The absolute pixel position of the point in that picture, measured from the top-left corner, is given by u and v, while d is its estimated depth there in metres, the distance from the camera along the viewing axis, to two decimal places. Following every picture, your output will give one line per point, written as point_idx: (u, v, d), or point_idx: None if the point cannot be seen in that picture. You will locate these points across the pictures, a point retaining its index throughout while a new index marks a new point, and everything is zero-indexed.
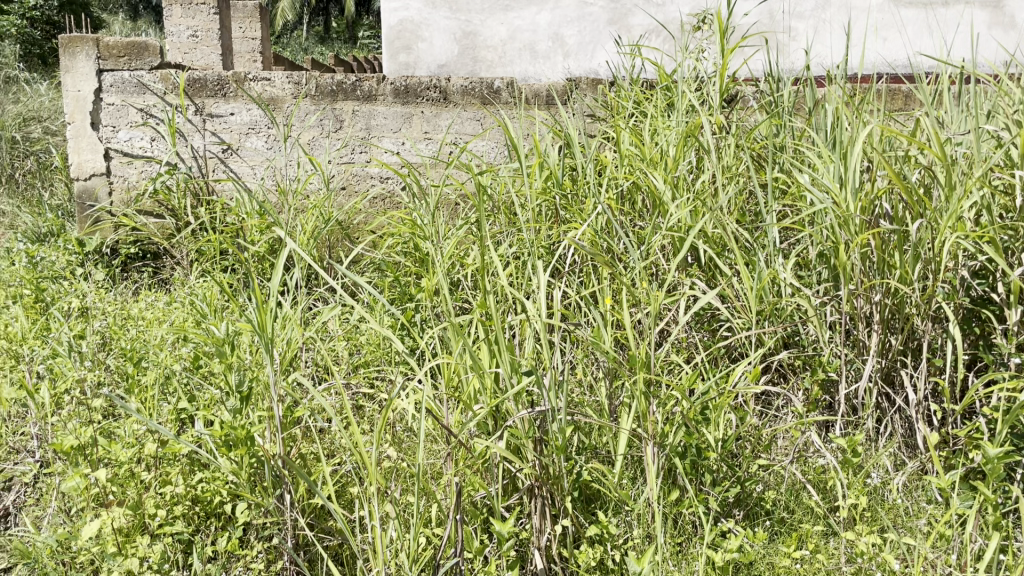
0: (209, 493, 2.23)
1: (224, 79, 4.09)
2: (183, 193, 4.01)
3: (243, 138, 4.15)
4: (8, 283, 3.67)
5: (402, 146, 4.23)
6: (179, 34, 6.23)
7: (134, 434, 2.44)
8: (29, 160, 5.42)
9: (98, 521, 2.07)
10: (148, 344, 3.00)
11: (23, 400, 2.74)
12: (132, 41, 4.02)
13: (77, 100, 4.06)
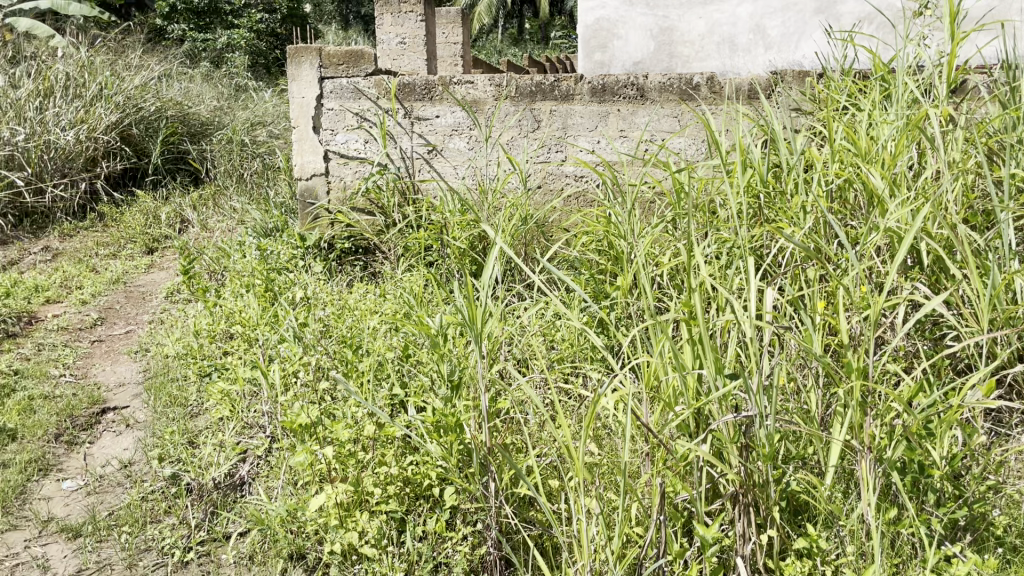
0: (420, 475, 2.34)
1: (431, 83, 4.29)
2: (392, 192, 4.25)
3: (447, 139, 4.33)
4: (241, 274, 4.05)
5: (598, 144, 4.25)
6: (389, 41, 6.58)
7: (353, 415, 2.62)
8: (256, 162, 5.96)
9: (324, 496, 2.23)
10: (363, 333, 3.20)
11: (256, 380, 3.01)
12: (350, 50, 4.30)
13: (301, 106, 4.40)
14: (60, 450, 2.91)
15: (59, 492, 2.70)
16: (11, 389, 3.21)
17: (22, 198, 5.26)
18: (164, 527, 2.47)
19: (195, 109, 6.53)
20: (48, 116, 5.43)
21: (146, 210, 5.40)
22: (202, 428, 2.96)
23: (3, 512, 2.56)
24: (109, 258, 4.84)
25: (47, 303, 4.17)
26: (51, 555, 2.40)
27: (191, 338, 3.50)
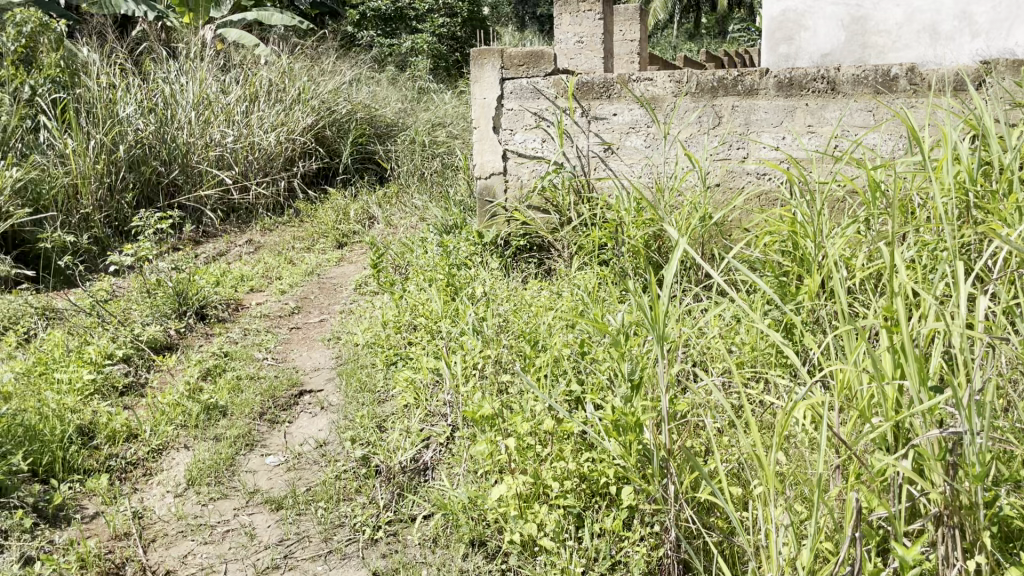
0: (598, 472, 2.33)
1: (610, 81, 4.27)
2: (568, 190, 4.29)
3: (624, 137, 4.30)
4: (423, 269, 4.21)
5: (783, 140, 4.08)
6: (567, 41, 6.65)
7: (530, 408, 2.66)
8: (436, 161, 6.21)
9: (505, 487, 2.29)
10: (541, 328, 3.22)
11: (439, 370, 3.11)
12: (531, 50, 4.37)
13: (483, 107, 4.52)
14: (264, 428, 3.15)
15: (263, 466, 2.92)
16: (222, 369, 3.51)
17: (230, 194, 5.71)
18: (356, 505, 2.63)
19: (382, 111, 6.91)
20: (254, 118, 5.87)
21: (337, 207, 5.74)
22: (388, 414, 3.09)
23: (216, 482, 2.80)
24: (304, 251, 5.19)
25: (252, 292, 4.53)
26: (257, 524, 2.61)
27: (379, 328, 3.69)
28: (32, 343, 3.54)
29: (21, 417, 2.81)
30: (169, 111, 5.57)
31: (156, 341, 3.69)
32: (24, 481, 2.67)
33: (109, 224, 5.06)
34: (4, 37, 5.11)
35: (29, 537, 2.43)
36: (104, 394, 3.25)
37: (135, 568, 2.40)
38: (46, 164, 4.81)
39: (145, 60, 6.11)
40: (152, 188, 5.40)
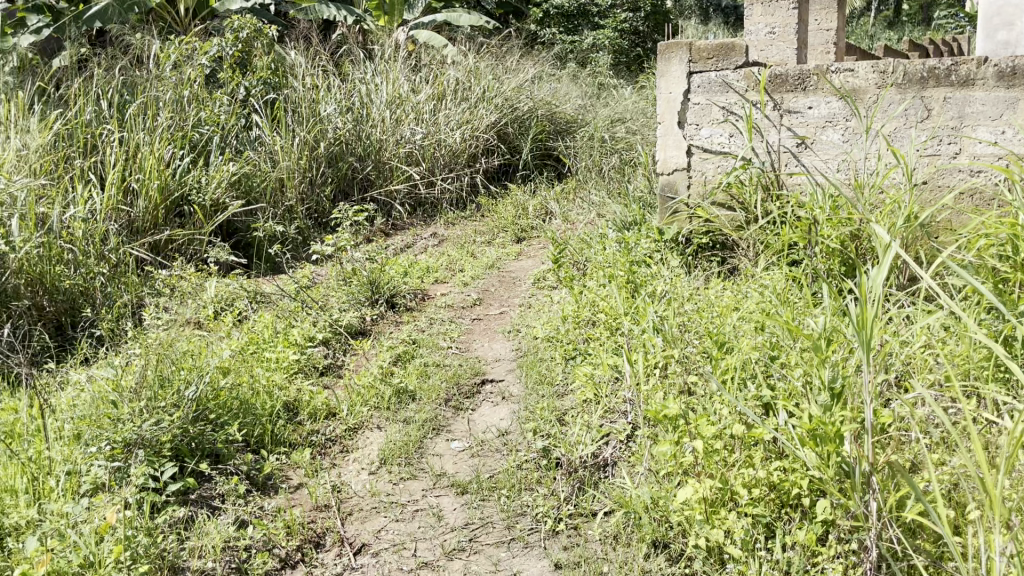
0: (789, 483, 2.21)
1: (806, 72, 4.05)
2: (756, 186, 4.13)
3: (820, 132, 4.08)
4: (602, 264, 4.16)
5: (1001, 135, 3.75)
6: (757, 32, 6.69)
7: (715, 411, 2.55)
8: (615, 157, 6.20)
9: (691, 489, 2.24)
10: (728, 329, 3.08)
11: (620, 367, 3.06)
12: (721, 42, 4.20)
13: (668, 102, 4.37)
14: (449, 413, 3.27)
15: (449, 450, 3.02)
16: (411, 355, 3.67)
17: (417, 189, 5.97)
18: (537, 496, 2.66)
19: (562, 108, 6.96)
20: (441, 116, 6.12)
21: (517, 203, 5.87)
22: (568, 408, 3.09)
23: (406, 462, 2.94)
24: (484, 245, 5.32)
25: (436, 283, 4.71)
26: (444, 506, 2.71)
27: (558, 322, 3.69)
28: (245, 323, 3.85)
29: (237, 391, 3.06)
30: (365, 110, 5.91)
31: (352, 326, 3.92)
32: (238, 450, 2.91)
33: (309, 216, 5.42)
34: (225, 42, 5.58)
35: (243, 502, 2.64)
36: (307, 372, 3.51)
37: (334, 539, 2.56)
38: (257, 160, 5.21)
39: (345, 62, 6.49)
40: (347, 182, 5.74)
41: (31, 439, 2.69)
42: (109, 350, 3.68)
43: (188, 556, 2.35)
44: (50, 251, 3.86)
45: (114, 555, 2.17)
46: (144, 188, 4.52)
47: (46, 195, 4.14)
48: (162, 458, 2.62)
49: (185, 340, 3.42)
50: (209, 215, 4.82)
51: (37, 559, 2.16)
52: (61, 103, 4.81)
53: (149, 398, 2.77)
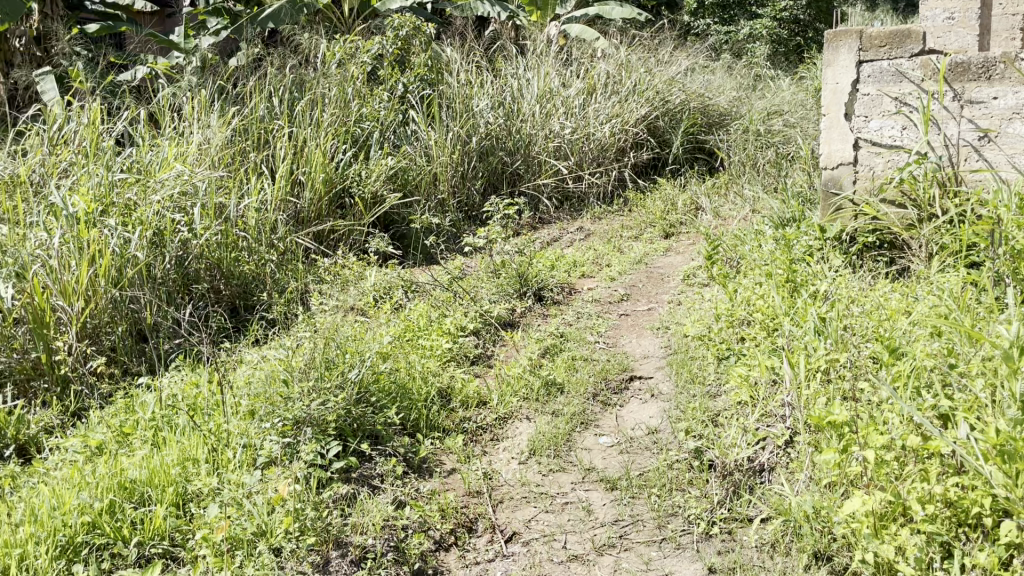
0: (969, 501, 2.05)
1: (992, 59, 3.76)
2: (931, 182, 3.88)
3: (1006, 124, 3.77)
4: (757, 261, 4.00)
5: None
6: (935, 17, 6.38)
7: (884, 419, 2.40)
8: (770, 151, 5.99)
9: (859, 500, 2.12)
10: (899, 333, 2.90)
11: (778, 369, 2.92)
12: (895, 29, 3.96)
13: (834, 92, 4.16)
14: (597, 408, 3.25)
15: (597, 445, 3.01)
16: (560, 348, 3.67)
17: (565, 183, 5.99)
18: (690, 497, 2.61)
19: (715, 100, 6.80)
20: (590, 111, 6.13)
21: (666, 198, 5.77)
22: (721, 409, 2.98)
23: (555, 454, 2.95)
24: (632, 239, 5.26)
25: (583, 277, 4.69)
26: (594, 501, 2.71)
27: (710, 321, 3.55)
28: (401, 311, 3.99)
29: (395, 375, 3.18)
30: (516, 105, 5.98)
31: (502, 317, 3.98)
32: (395, 432, 3.02)
33: (460, 209, 5.55)
34: (386, 40, 5.77)
35: (400, 483, 2.74)
36: (458, 360, 3.59)
37: (486, 525, 2.62)
38: (413, 154, 5.38)
39: (497, 57, 6.58)
40: (498, 176, 5.83)
41: (211, 412, 2.89)
42: (277, 333, 3.90)
43: (350, 530, 2.47)
44: (227, 239, 4.14)
45: (284, 526, 2.34)
46: (310, 180, 4.78)
47: (224, 186, 4.43)
48: (327, 436, 2.76)
49: (347, 325, 3.58)
50: (367, 206, 5.03)
51: (217, 525, 2.35)
52: (238, 101, 5.13)
53: (316, 379, 2.92)
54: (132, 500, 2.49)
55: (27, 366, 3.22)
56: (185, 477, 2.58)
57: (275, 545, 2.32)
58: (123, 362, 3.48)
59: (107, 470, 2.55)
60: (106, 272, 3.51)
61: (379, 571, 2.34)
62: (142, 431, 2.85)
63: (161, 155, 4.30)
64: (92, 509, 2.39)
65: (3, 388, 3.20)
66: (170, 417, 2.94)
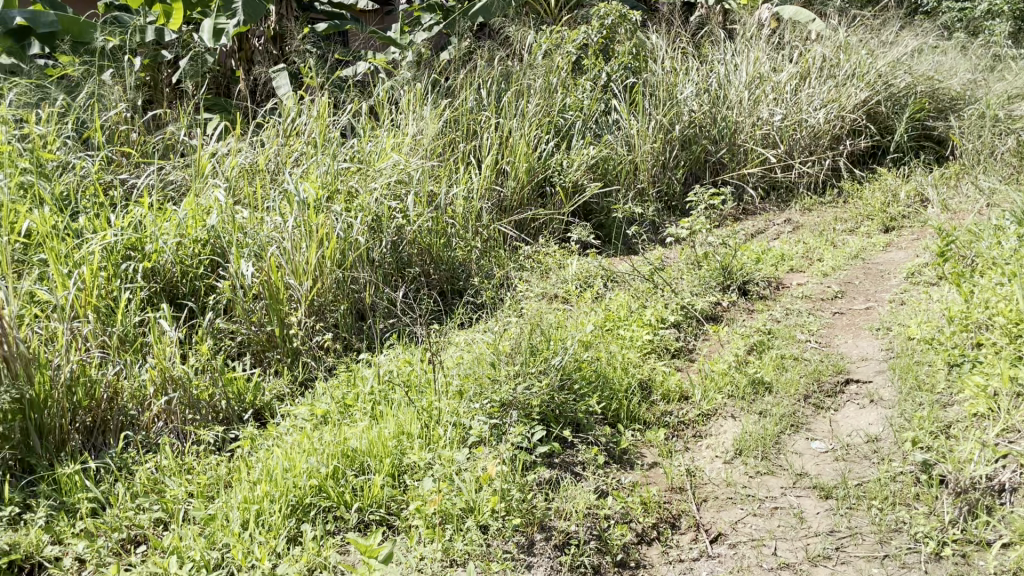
0: None
1: None
2: None
3: None
4: (997, 259, 3.62)
5: None
6: None
7: None
8: (1011, 138, 5.42)
9: None
10: None
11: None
12: None
13: None
14: (809, 411, 3.08)
15: (809, 450, 2.86)
16: (768, 346, 3.49)
17: (773, 172, 5.76)
18: (916, 514, 2.43)
19: (946, 83, 6.24)
20: (803, 97, 5.87)
21: (886, 189, 5.38)
22: (953, 420, 2.73)
23: (763, 457, 2.83)
24: (846, 233, 4.92)
25: (791, 272, 4.46)
26: (806, 508, 2.58)
27: (941, 323, 3.26)
28: (602, 301, 3.98)
29: (597, 364, 3.17)
30: (722, 92, 5.80)
31: (705, 310, 3.87)
32: (597, 421, 3.01)
33: (661, 199, 5.46)
34: (591, 29, 5.76)
35: (603, 473, 2.74)
36: (659, 353, 3.53)
37: (690, 523, 2.57)
38: (615, 143, 5.35)
39: (705, 43, 6.41)
40: (700, 166, 5.68)
41: (424, 390, 3.04)
42: (481, 317, 4.03)
43: (553, 515, 2.50)
44: (437, 226, 4.32)
45: (491, 505, 2.42)
46: (514, 170, 4.88)
47: (435, 175, 4.62)
48: (532, 421, 2.81)
49: (551, 313, 3.63)
50: (568, 195, 5.08)
51: (430, 498, 2.48)
52: (449, 92, 5.31)
53: (522, 363, 2.98)
54: (353, 468, 2.66)
55: (262, 338, 3.51)
56: (401, 449, 2.72)
57: (482, 523, 2.42)
58: (345, 338, 3.73)
59: (332, 438, 2.73)
60: (332, 254, 3.78)
61: (582, 559, 2.37)
62: (363, 404, 3.04)
63: (380, 145, 4.56)
64: (319, 473, 2.58)
65: (242, 357, 3.51)
66: (387, 392, 3.12)
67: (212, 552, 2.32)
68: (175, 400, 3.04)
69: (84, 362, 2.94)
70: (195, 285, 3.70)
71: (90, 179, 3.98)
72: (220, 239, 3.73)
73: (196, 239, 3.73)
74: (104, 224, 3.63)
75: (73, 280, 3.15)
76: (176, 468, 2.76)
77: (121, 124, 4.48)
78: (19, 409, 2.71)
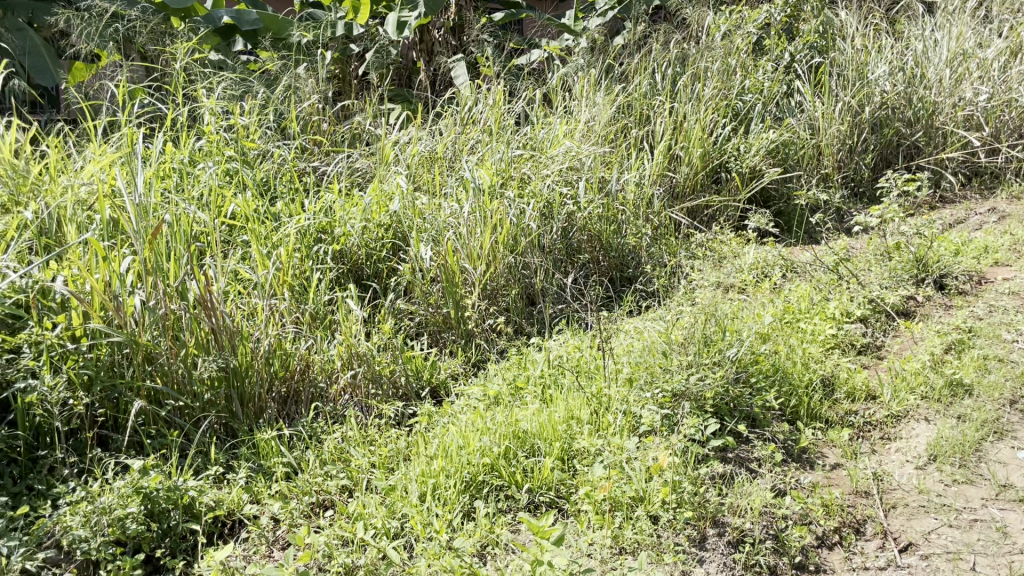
0: None
1: None
2: None
3: None
4: None
5: None
6: None
7: None
8: None
9: None
10: None
11: None
12: None
13: None
14: (1016, 418, 2.81)
15: (1015, 460, 2.62)
16: (968, 345, 3.21)
17: (976, 157, 5.30)
18: None
19: None
20: (1014, 74, 5.38)
21: None
22: None
23: (962, 464, 2.63)
24: None
25: (997, 265, 4.07)
26: (1011, 523, 2.38)
27: None
28: (781, 292, 3.82)
29: (775, 358, 3.03)
30: (919, 70, 5.40)
31: (897, 305, 3.61)
32: (774, 417, 2.89)
33: (846, 185, 5.16)
34: (774, 7, 5.50)
35: (780, 471, 2.63)
36: (844, 349, 3.34)
37: (876, 529, 2.43)
38: (797, 127, 5.10)
39: (901, 18, 5.98)
40: (893, 150, 5.32)
41: (595, 376, 3.04)
42: (652, 305, 3.98)
43: (728, 511, 2.43)
44: (608, 212, 4.29)
45: (661, 496, 2.39)
46: (688, 155, 4.76)
47: (607, 161, 4.59)
48: (705, 413, 2.73)
49: (726, 303, 3.52)
50: (745, 181, 4.90)
51: (600, 484, 2.48)
52: (622, 78, 5.25)
53: (695, 353, 2.89)
54: (525, 449, 2.71)
55: (439, 319, 3.64)
56: (570, 434, 2.74)
57: (652, 513, 2.39)
58: (517, 322, 3.80)
59: (504, 419, 2.79)
60: (505, 239, 3.85)
61: (756, 559, 2.29)
62: (533, 387, 3.09)
63: (553, 132, 4.59)
64: (492, 452, 2.65)
65: (420, 337, 3.66)
66: (558, 376, 3.16)
67: (393, 521, 2.44)
68: (359, 375, 3.21)
69: (280, 336, 3.16)
70: (378, 267, 3.89)
71: (286, 165, 4.26)
72: (402, 223, 3.91)
73: (379, 224, 3.93)
74: (298, 209, 3.89)
75: (272, 260, 3.39)
76: (360, 439, 2.92)
77: (314, 115, 4.76)
78: (224, 377, 2.96)
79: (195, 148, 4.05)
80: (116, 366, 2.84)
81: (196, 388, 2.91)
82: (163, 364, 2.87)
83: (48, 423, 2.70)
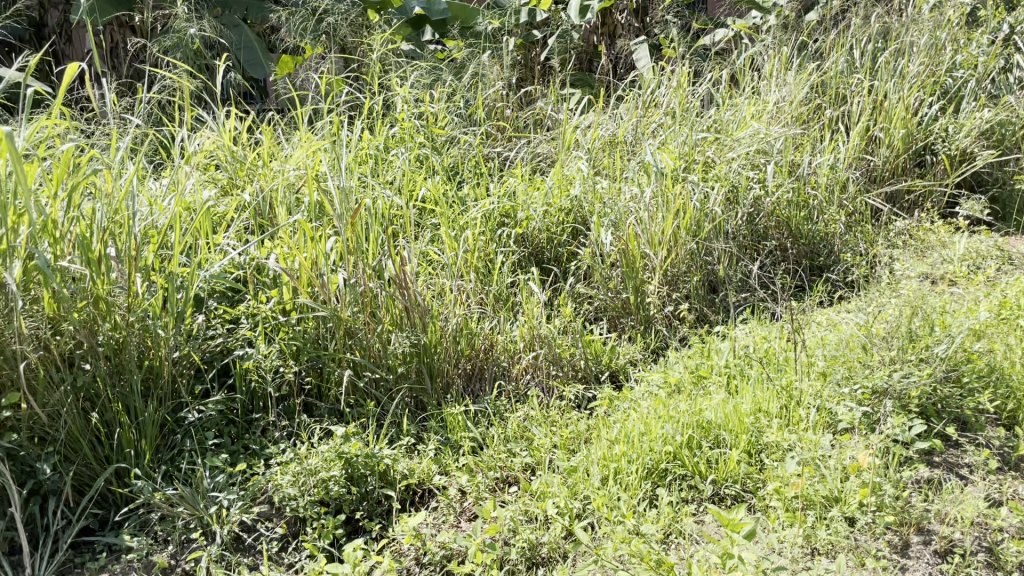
0: None
1: None
2: None
3: None
4: None
5: None
6: None
7: None
8: None
9: None
10: None
11: None
12: None
13: None
14: None
15: None
16: None
17: None
18: None
19: None
20: None
21: None
22: None
23: None
24: None
25: None
26: None
27: None
28: (998, 285, 3.51)
29: (990, 357, 2.79)
30: None
31: None
32: (988, 421, 2.67)
33: None
34: None
35: (995, 479, 2.42)
36: None
37: None
38: (1016, 105, 4.66)
39: None
40: None
41: (785, 369, 2.94)
42: (845, 297, 3.78)
43: (934, 518, 2.28)
44: (799, 198, 4.11)
45: (859, 497, 2.27)
46: (889, 137, 4.46)
47: (798, 144, 4.39)
48: (909, 413, 2.56)
49: (933, 295, 3.28)
50: (954, 164, 4.53)
51: (791, 481, 2.39)
52: (817, 56, 4.98)
53: (899, 348, 2.73)
54: (709, 439, 2.66)
55: (619, 304, 3.63)
56: (758, 428, 2.65)
57: (848, 514, 2.28)
58: (700, 309, 3.72)
59: (688, 408, 2.76)
60: (689, 224, 3.77)
61: (966, 571, 2.12)
62: (718, 376, 3.03)
63: (740, 114, 4.43)
64: (674, 441, 2.62)
65: (600, 321, 3.66)
66: (744, 367, 3.07)
67: (576, 502, 2.47)
68: (541, 356, 3.27)
69: (467, 316, 3.26)
70: (559, 252, 3.93)
71: (473, 151, 4.39)
72: (582, 207, 3.97)
73: (560, 208, 3.98)
74: (483, 193, 4.00)
75: (460, 242, 3.50)
76: (542, 420, 2.98)
77: (498, 101, 4.87)
78: (416, 352, 3.09)
79: (388, 135, 4.26)
80: (320, 339, 3.04)
81: (391, 362, 3.06)
82: (361, 339, 3.03)
83: (262, 388, 2.94)
